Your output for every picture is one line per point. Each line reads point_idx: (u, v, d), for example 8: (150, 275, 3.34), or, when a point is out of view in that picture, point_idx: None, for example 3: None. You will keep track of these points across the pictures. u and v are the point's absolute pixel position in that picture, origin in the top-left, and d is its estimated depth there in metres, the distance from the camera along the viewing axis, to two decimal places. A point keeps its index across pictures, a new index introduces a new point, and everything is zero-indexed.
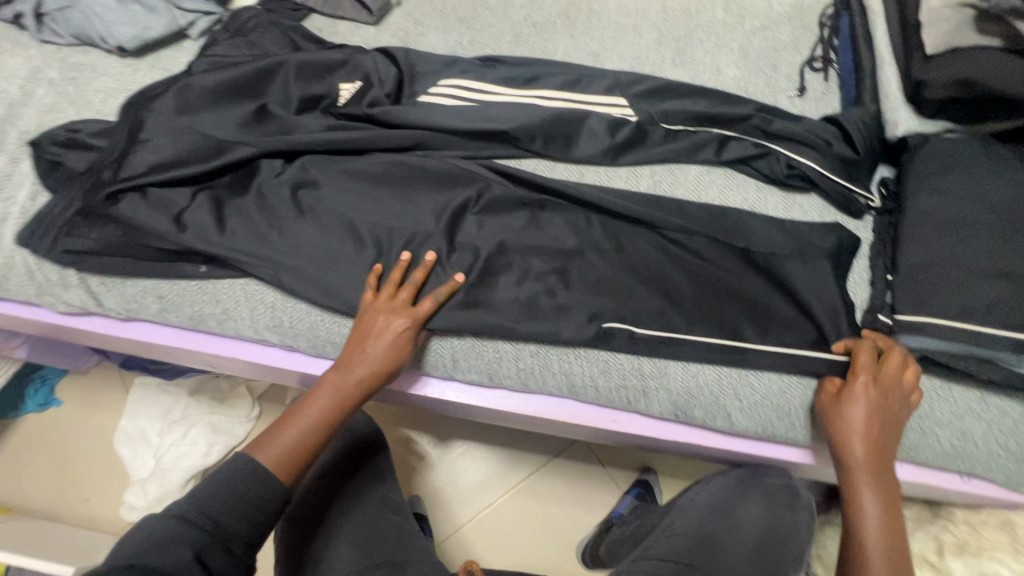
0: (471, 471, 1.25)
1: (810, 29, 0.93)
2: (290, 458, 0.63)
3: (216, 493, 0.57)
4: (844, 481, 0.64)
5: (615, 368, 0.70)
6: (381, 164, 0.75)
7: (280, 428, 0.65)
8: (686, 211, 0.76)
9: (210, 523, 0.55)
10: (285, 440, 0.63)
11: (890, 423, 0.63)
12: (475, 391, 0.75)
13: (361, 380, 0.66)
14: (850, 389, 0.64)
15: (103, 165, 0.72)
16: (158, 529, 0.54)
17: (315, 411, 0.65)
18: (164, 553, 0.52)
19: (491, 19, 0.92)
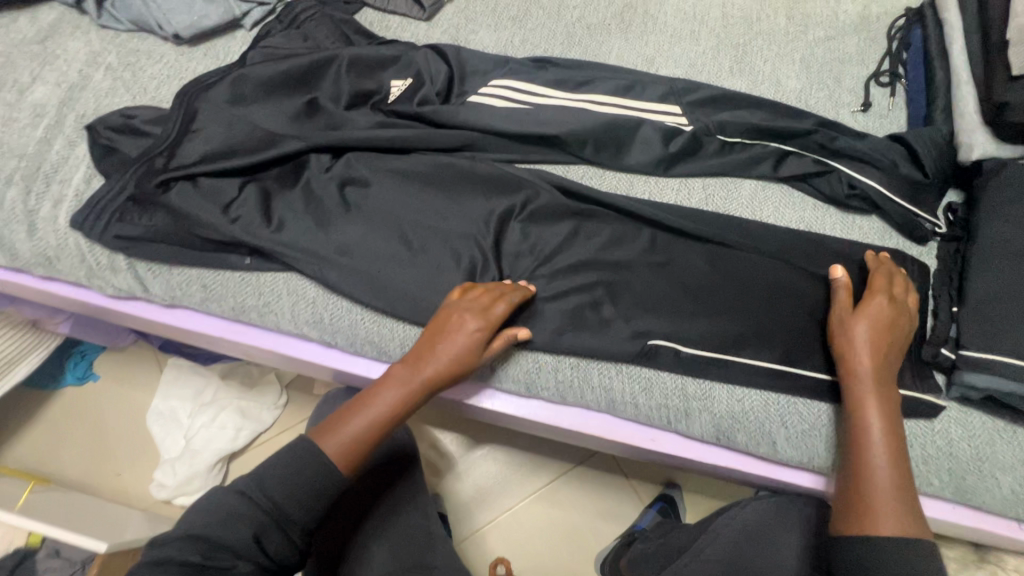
0: (492, 473, 1.24)
1: (877, 41, 0.88)
2: (356, 449, 0.60)
3: (280, 467, 0.56)
4: (851, 399, 0.61)
5: (658, 387, 0.68)
6: (429, 164, 0.74)
7: (344, 418, 0.62)
8: (738, 229, 0.74)
9: (269, 504, 0.54)
10: (352, 428, 0.61)
11: (896, 340, 0.62)
12: (511, 400, 0.74)
13: (433, 376, 0.63)
14: (864, 304, 0.64)
15: (156, 153, 0.73)
16: (220, 503, 0.54)
17: (382, 402, 0.62)
18: (224, 533, 0.52)
19: (545, 19, 0.90)
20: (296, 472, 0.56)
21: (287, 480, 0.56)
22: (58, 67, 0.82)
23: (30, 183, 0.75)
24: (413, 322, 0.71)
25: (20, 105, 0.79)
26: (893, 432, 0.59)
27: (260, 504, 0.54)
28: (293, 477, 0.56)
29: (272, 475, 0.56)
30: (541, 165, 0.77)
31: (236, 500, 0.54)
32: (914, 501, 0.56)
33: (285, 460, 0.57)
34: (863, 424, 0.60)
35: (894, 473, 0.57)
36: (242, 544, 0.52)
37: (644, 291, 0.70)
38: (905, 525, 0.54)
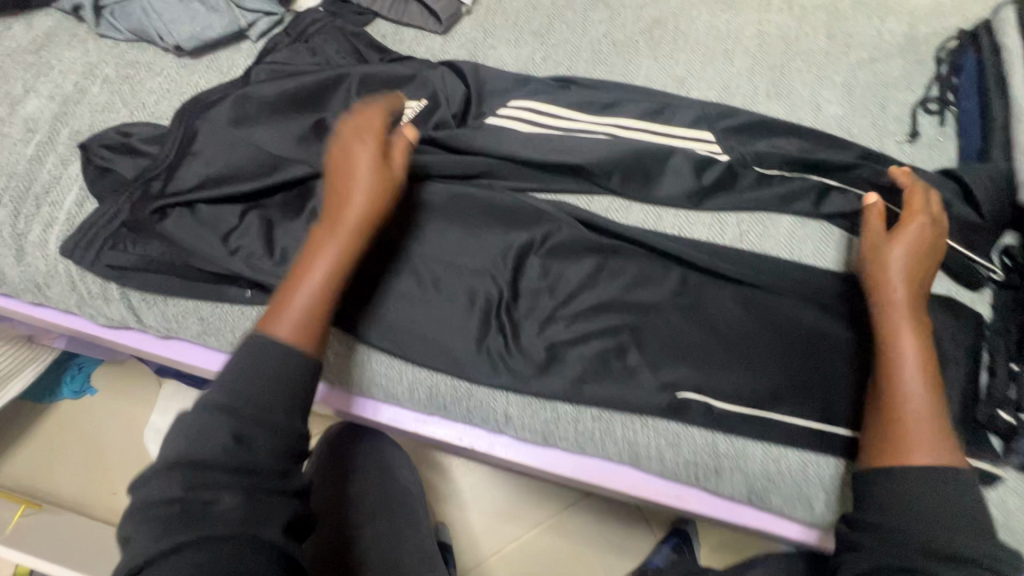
0: (498, 501, 1.19)
1: (925, 64, 0.82)
2: (309, 323, 0.57)
3: (240, 368, 0.53)
4: (882, 319, 0.60)
5: (687, 443, 0.63)
6: (444, 194, 0.70)
7: (287, 297, 0.58)
8: (774, 270, 0.68)
9: (238, 411, 0.51)
10: (294, 305, 0.57)
11: (930, 260, 0.61)
12: (526, 449, 0.69)
13: (353, 219, 0.59)
14: (902, 226, 0.62)
15: (152, 176, 0.69)
16: (190, 428, 0.51)
17: (314, 269, 0.58)
18: (199, 459, 0.49)
19: (568, 35, 0.85)
20: (262, 368, 0.53)
21: (256, 385, 0.52)
22: (52, 79, 0.78)
23: (19, 205, 0.71)
24: (423, 366, 0.66)
25: (11, 120, 0.75)
26: (926, 350, 0.57)
27: (228, 415, 0.51)
28: (256, 378, 0.53)
29: (233, 379, 0.53)
30: (564, 196, 0.72)
31: (202, 417, 0.51)
32: (946, 427, 0.55)
33: (251, 365, 0.53)
34: (896, 349, 0.58)
35: (927, 398, 0.55)
36: (218, 466, 0.49)
37: (673, 336, 0.65)
38: (942, 453, 0.53)
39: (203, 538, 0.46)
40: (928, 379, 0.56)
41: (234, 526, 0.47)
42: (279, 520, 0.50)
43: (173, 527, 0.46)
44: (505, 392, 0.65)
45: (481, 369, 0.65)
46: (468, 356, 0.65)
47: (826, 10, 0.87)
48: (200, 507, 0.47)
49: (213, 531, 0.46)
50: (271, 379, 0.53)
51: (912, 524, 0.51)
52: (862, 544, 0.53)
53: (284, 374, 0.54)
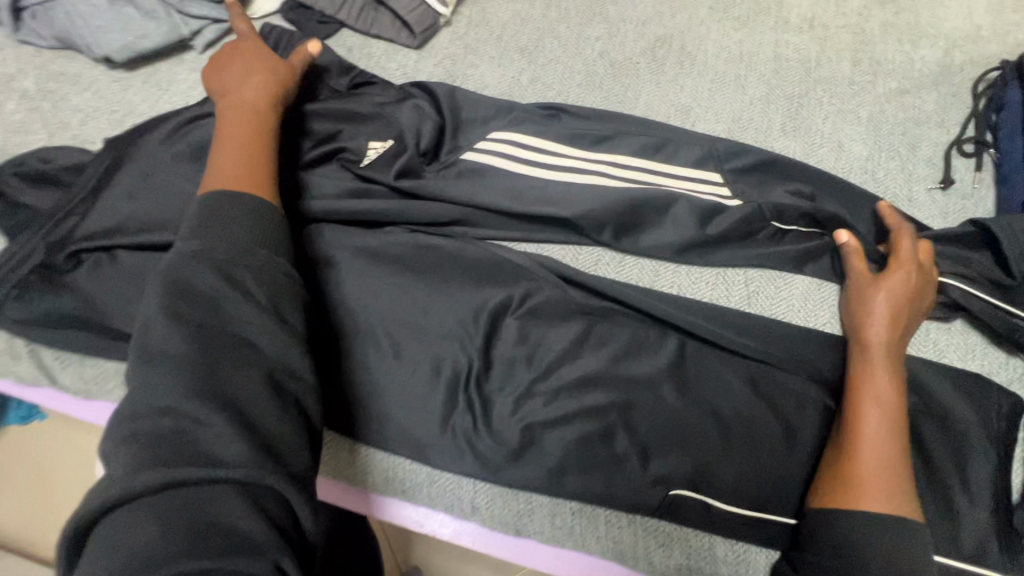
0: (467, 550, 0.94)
1: (961, 97, 0.73)
2: (252, 177, 0.54)
3: (220, 247, 0.48)
4: (854, 368, 0.54)
5: (679, 545, 0.55)
6: (407, 246, 0.62)
7: (223, 162, 0.54)
8: (784, 340, 0.60)
9: (244, 324, 0.45)
10: (224, 168, 0.54)
11: (911, 313, 0.56)
12: (496, 540, 0.59)
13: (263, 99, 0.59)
14: (889, 272, 0.57)
15: (66, 211, 0.59)
16: (185, 338, 0.43)
17: (247, 132, 0.56)
18: (200, 377, 0.41)
19: (560, 53, 0.75)
20: (235, 235, 0.49)
21: (266, 303, 0.47)
22: None
23: None
24: (377, 445, 0.57)
25: None
26: (894, 407, 0.51)
27: (230, 325, 0.44)
28: (250, 273, 0.47)
29: (203, 236, 0.48)
30: (545, 248, 0.64)
31: (201, 325, 0.44)
32: (905, 475, 0.49)
33: (254, 271, 0.47)
34: (872, 389, 0.52)
35: (889, 435, 0.50)
36: (219, 384, 0.41)
37: (668, 419, 0.56)
38: (899, 503, 0.47)
39: (201, 477, 0.37)
40: (895, 420, 0.51)
41: (237, 459, 0.38)
42: (286, 467, 0.40)
43: (165, 459, 0.37)
44: (473, 479, 0.57)
45: (446, 452, 0.56)
46: (431, 439, 0.56)
47: (851, 31, 0.77)
48: (197, 434, 0.39)
49: (211, 463, 0.37)
50: (278, 297, 0.48)
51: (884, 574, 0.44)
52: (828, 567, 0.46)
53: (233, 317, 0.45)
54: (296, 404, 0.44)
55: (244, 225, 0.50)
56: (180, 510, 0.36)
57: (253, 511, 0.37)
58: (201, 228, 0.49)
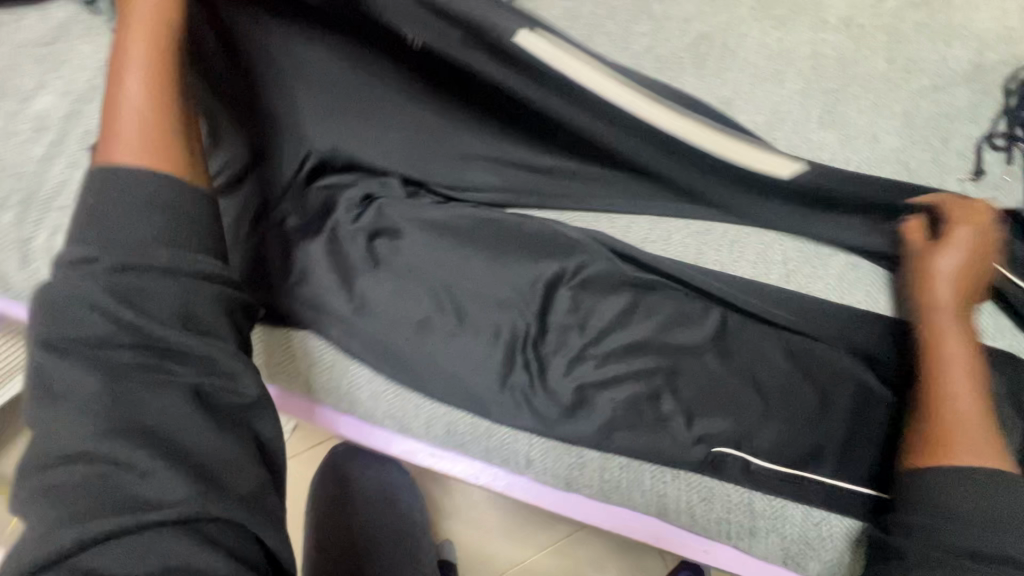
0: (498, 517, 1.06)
1: (992, 95, 0.76)
2: (159, 141, 0.50)
3: (112, 248, 0.45)
4: (927, 330, 0.58)
5: (720, 500, 0.59)
6: (469, 218, 0.66)
7: (115, 123, 0.51)
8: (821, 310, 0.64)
9: (149, 341, 0.44)
10: (126, 129, 0.50)
11: (976, 273, 0.59)
12: (547, 493, 0.65)
13: (152, 42, 0.53)
14: (950, 234, 0.59)
15: None
16: (87, 370, 0.43)
17: (129, 81, 0.52)
18: (110, 418, 0.43)
19: (608, 48, 0.80)
20: (135, 222, 0.46)
21: (177, 316, 0.45)
22: (65, 73, 0.74)
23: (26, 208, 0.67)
24: (442, 400, 0.63)
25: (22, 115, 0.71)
26: (971, 364, 0.55)
27: (133, 345, 0.44)
28: (145, 273, 0.45)
29: (89, 236, 0.45)
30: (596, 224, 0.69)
31: (102, 350, 0.44)
32: (989, 426, 0.53)
33: (160, 273, 0.45)
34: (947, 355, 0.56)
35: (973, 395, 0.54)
36: (139, 417, 0.43)
37: (710, 381, 0.61)
38: (988, 453, 0.51)
39: (135, 525, 0.40)
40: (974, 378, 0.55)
41: (173, 498, 0.41)
42: (227, 492, 0.44)
43: (92, 512, 0.40)
44: (528, 434, 0.62)
45: (505, 407, 0.61)
46: (491, 395, 0.61)
47: (886, 31, 0.81)
48: (123, 478, 0.42)
49: (146, 511, 0.41)
50: (190, 304, 0.46)
51: (976, 526, 0.48)
52: (912, 524, 0.51)
53: (143, 332, 0.44)
54: (219, 414, 0.46)
55: (139, 211, 0.46)
56: (121, 560, 0.39)
57: (202, 544, 0.41)
58: (84, 228, 0.46)
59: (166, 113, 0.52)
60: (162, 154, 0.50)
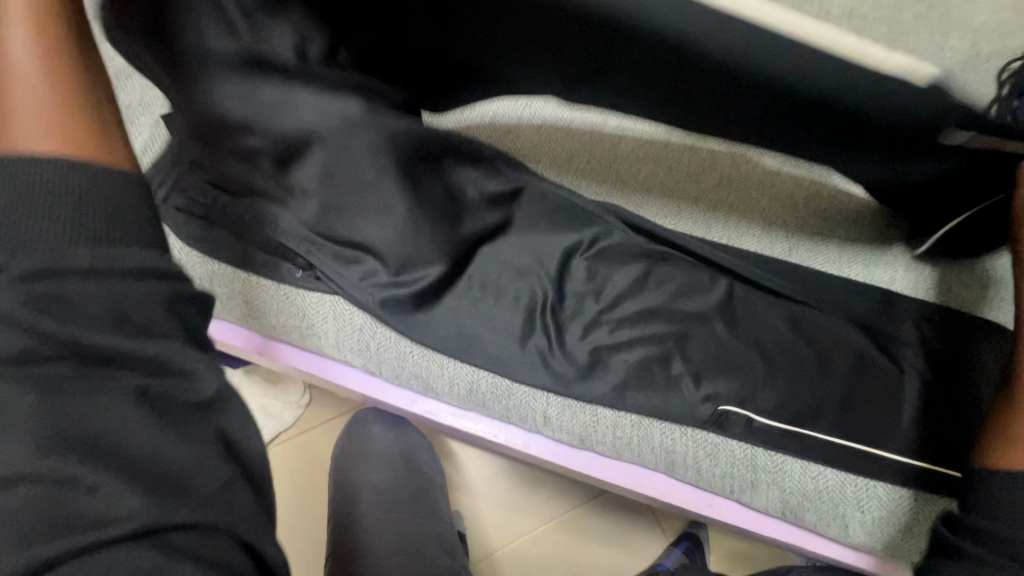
0: (507, 488, 1.10)
1: (985, 85, 0.81)
2: (72, 127, 0.43)
3: (30, 247, 0.36)
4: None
5: (724, 455, 0.63)
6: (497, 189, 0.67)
7: (16, 107, 0.43)
8: (820, 281, 0.68)
9: (84, 347, 0.35)
10: (28, 116, 0.42)
11: None
12: (560, 450, 0.70)
13: (45, 32, 0.46)
14: None
15: None
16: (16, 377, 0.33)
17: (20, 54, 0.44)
18: (43, 430, 0.33)
19: None
20: (54, 215, 0.37)
21: (112, 313, 0.36)
22: None
23: None
24: (465, 361, 0.67)
25: None
26: None
27: (60, 353, 0.34)
28: (71, 273, 0.36)
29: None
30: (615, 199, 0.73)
31: (21, 365, 0.33)
32: None
33: (84, 274, 0.36)
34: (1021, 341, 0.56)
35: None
36: (77, 428, 0.34)
37: (717, 345, 0.65)
38: None
39: (89, 547, 0.32)
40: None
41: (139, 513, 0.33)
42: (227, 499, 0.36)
43: (27, 537, 0.31)
44: (546, 393, 0.66)
45: (525, 368, 0.65)
46: (512, 357, 0.65)
47: (887, 22, 0.85)
48: (70, 497, 0.32)
49: (95, 528, 0.32)
50: (124, 302, 0.37)
51: None
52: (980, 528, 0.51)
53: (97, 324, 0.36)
54: (170, 415, 0.37)
55: (59, 203, 0.38)
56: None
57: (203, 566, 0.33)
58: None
59: (84, 100, 0.45)
60: (82, 139, 0.42)
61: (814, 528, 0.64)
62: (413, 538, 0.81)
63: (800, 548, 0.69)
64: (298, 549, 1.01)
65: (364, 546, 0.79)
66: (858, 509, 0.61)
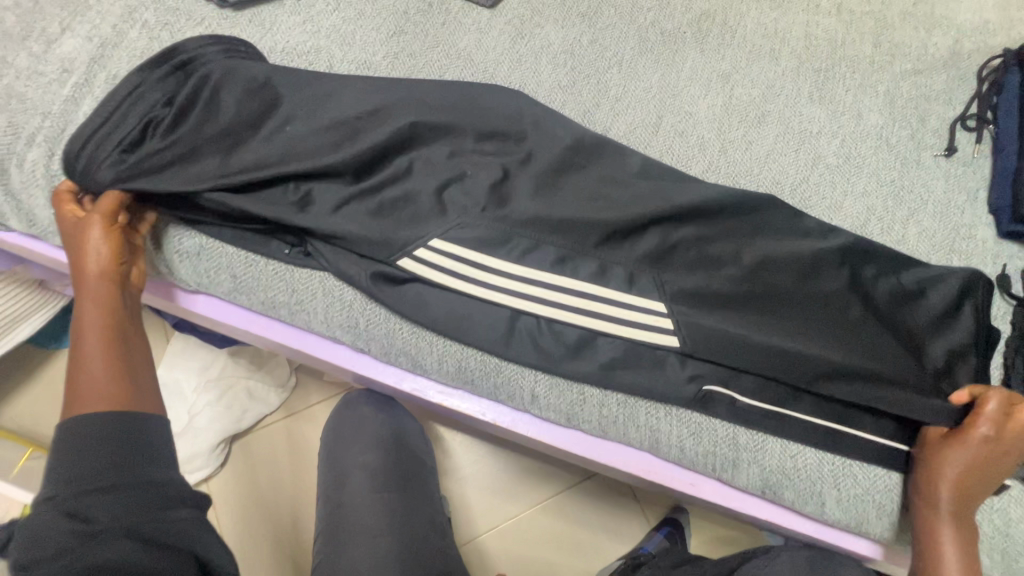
0: (493, 472, 1.11)
1: (966, 80, 0.82)
2: (112, 397, 0.53)
3: (81, 481, 0.47)
4: (920, 516, 0.59)
5: (707, 433, 0.65)
6: (488, 175, 0.68)
7: (86, 390, 0.53)
8: (799, 237, 0.67)
9: (92, 524, 0.44)
10: (87, 389, 0.54)
11: (995, 474, 0.57)
12: (547, 428, 0.71)
13: (107, 325, 0.58)
14: (961, 435, 0.57)
15: (199, 107, 0.67)
16: (66, 523, 0.44)
17: (89, 366, 0.55)
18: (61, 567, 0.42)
19: (615, 20, 0.84)
20: (92, 463, 0.48)
21: (116, 494, 0.47)
22: (90, 19, 0.76)
23: (54, 146, 0.69)
24: (456, 339, 0.67)
25: (47, 58, 0.74)
26: (965, 551, 0.57)
27: (76, 530, 0.44)
28: (95, 492, 0.46)
29: (63, 471, 0.48)
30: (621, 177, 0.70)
31: (52, 544, 0.43)
32: None
33: (109, 488, 0.47)
34: (928, 496, 0.58)
35: (959, 548, 0.57)
36: (81, 562, 0.42)
37: (703, 311, 0.64)
38: None
39: None
40: (965, 497, 0.57)
41: None
42: None
43: None
44: (535, 372, 0.67)
45: (514, 348, 0.65)
46: (501, 337, 0.65)
47: (873, 17, 0.87)
48: None
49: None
50: (130, 502, 0.47)
51: None
52: None
53: (128, 475, 0.48)
54: (166, 546, 0.45)
55: (98, 442, 0.50)
56: None
57: None
58: (63, 469, 0.48)
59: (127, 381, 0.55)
60: (124, 402, 0.54)
61: (791, 507, 0.66)
62: (401, 518, 0.81)
63: (778, 525, 0.71)
64: (282, 530, 1.01)
65: (349, 526, 0.80)
66: (836, 488, 0.63)
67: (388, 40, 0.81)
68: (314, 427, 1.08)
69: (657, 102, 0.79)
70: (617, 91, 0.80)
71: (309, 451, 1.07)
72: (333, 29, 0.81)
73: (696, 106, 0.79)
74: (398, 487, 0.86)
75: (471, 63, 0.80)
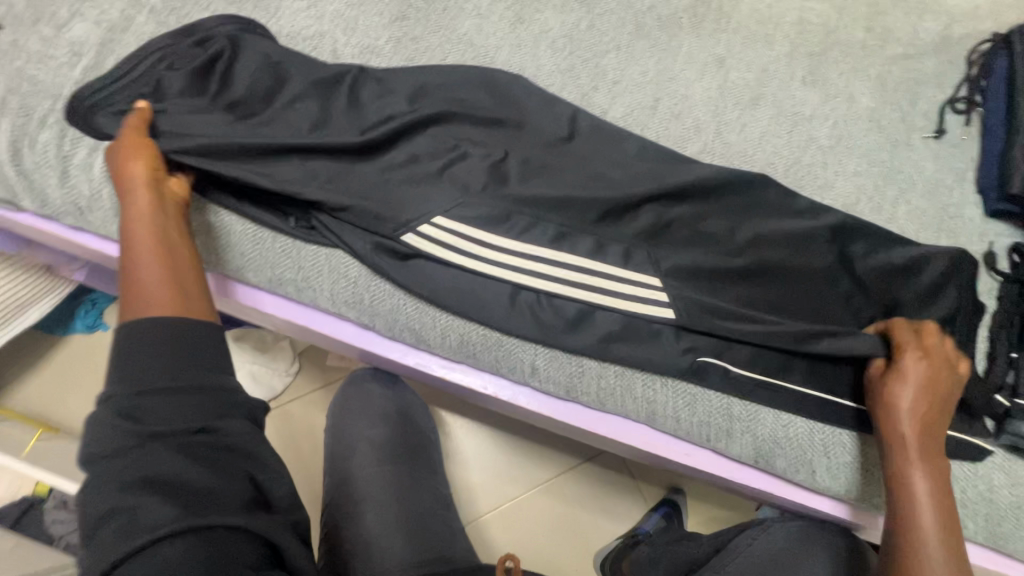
0: (493, 455, 1.14)
1: (956, 64, 0.84)
2: (174, 304, 0.55)
3: (137, 381, 0.49)
4: (887, 461, 0.59)
5: (702, 404, 0.67)
6: (489, 155, 0.70)
7: (149, 297, 0.55)
8: (792, 214, 0.69)
9: (154, 430, 0.47)
10: (148, 297, 0.55)
11: (941, 400, 0.59)
12: (547, 401, 0.73)
13: (161, 239, 0.60)
14: (897, 367, 0.59)
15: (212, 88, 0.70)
16: (127, 431, 0.46)
17: (149, 275, 0.57)
18: (129, 472, 0.45)
19: (612, 5, 0.86)
20: (153, 363, 0.50)
21: (172, 404, 0.48)
22: (99, 4, 0.78)
23: (66, 127, 0.71)
24: (458, 314, 0.69)
25: (57, 42, 0.75)
26: (938, 487, 0.57)
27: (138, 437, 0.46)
28: (151, 393, 0.48)
29: (121, 369, 0.50)
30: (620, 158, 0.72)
31: (117, 449, 0.46)
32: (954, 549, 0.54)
33: (160, 389, 0.48)
34: (891, 437, 0.58)
35: (932, 484, 0.57)
36: (140, 469, 0.45)
37: (696, 284, 0.66)
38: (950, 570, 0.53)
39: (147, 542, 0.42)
40: (926, 431, 0.58)
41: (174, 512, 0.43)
42: (231, 501, 0.46)
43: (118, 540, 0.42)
44: (535, 345, 0.69)
45: (515, 321, 0.67)
46: (501, 312, 0.67)
47: (866, 2, 0.88)
48: (139, 514, 0.43)
49: (151, 530, 0.42)
50: (186, 410, 0.48)
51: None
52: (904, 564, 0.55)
53: (190, 378, 0.50)
54: (223, 462, 0.47)
55: (154, 347, 0.50)
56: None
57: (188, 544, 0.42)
58: (118, 372, 0.50)
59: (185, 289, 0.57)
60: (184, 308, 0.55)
61: (783, 475, 0.68)
62: (406, 491, 0.84)
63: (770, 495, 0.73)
64: None
65: (355, 499, 0.82)
66: (826, 456, 0.65)
67: (390, 25, 0.82)
68: (318, 410, 1.11)
69: (653, 86, 0.81)
70: (615, 75, 0.82)
71: (313, 433, 1.09)
72: (337, 14, 0.82)
73: (692, 89, 0.81)
74: (404, 460, 0.88)
75: (472, 47, 0.82)
